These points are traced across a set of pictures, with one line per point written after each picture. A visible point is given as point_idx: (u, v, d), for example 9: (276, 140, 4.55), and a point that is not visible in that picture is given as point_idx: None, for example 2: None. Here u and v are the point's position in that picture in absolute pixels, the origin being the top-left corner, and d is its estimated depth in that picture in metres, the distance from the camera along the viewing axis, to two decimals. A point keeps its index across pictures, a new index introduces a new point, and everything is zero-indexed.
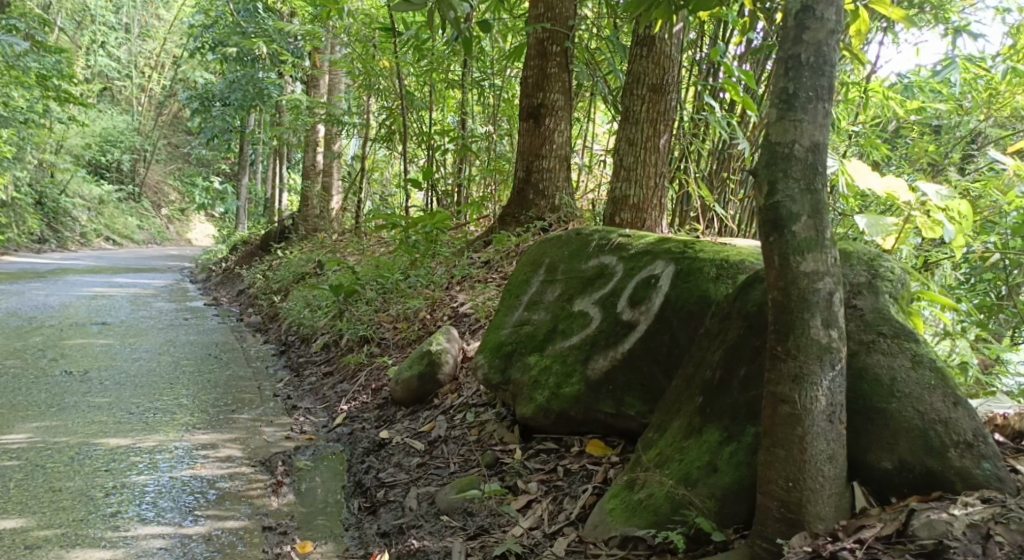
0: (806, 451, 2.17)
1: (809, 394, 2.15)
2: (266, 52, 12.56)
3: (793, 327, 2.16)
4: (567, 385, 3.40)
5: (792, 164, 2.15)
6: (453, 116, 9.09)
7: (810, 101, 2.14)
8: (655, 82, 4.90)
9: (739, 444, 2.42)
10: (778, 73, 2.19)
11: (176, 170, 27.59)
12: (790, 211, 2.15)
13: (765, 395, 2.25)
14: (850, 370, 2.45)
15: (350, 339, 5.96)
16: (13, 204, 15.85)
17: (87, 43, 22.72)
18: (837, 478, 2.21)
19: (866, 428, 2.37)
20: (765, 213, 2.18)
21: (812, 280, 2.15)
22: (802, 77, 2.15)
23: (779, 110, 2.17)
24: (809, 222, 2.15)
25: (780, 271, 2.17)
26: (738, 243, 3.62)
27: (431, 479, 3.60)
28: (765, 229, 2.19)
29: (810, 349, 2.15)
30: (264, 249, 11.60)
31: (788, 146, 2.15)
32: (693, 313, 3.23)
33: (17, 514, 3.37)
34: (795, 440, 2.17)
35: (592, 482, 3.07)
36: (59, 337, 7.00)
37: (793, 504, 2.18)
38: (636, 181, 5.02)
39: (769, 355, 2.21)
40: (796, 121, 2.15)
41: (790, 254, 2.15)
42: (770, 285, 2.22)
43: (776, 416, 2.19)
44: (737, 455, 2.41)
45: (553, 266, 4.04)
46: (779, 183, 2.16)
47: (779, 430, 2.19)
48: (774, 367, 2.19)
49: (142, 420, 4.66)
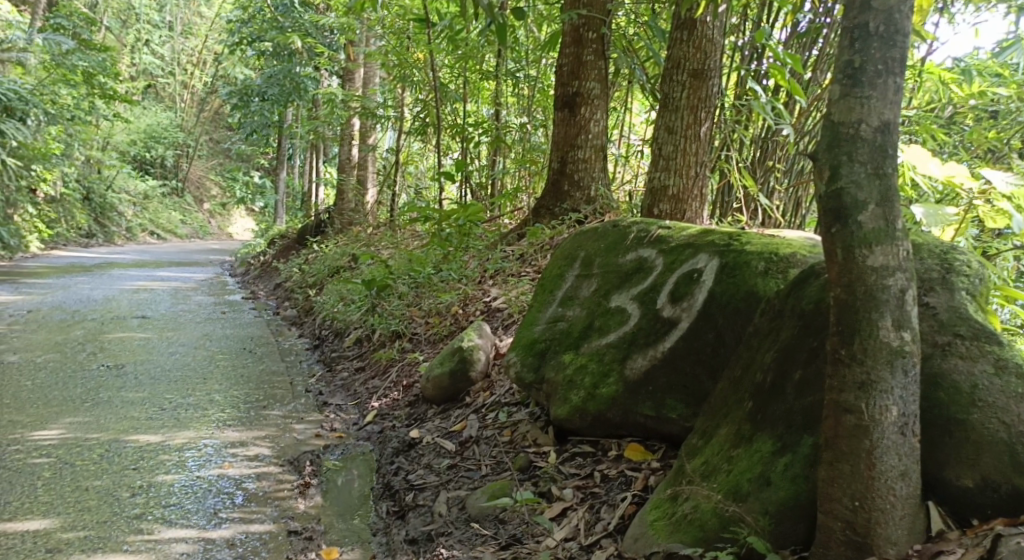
0: (875, 467, 1.96)
1: (878, 403, 1.95)
2: (302, 46, 12.54)
3: (859, 327, 1.95)
4: (604, 386, 3.22)
5: (858, 146, 1.94)
6: (489, 108, 8.93)
7: (879, 75, 1.93)
8: (697, 67, 4.67)
9: (795, 454, 2.20)
10: (843, 45, 1.98)
11: (217, 166, 27.89)
12: (855, 199, 1.94)
13: (827, 403, 2.05)
14: (923, 376, 2.23)
15: (382, 334, 5.83)
16: (62, 200, 16.12)
17: (131, 42, 23.09)
18: (911, 498, 2.00)
19: (943, 441, 2.16)
20: (827, 202, 1.98)
21: (881, 276, 1.94)
22: (869, 48, 1.94)
23: (843, 86, 1.96)
24: (877, 211, 1.94)
25: (844, 266, 1.97)
26: (787, 236, 3.41)
27: (461, 482, 3.45)
28: (826, 219, 1.99)
29: (879, 354, 1.94)
30: (301, 242, 11.57)
31: (853, 126, 1.95)
32: (740, 310, 3.02)
33: (42, 515, 3.29)
34: (862, 454, 1.97)
35: (632, 490, 2.88)
36: (99, 330, 7.00)
37: (860, 526, 1.98)
38: (676, 171, 4.81)
39: (832, 359, 2.01)
40: (862, 99, 1.94)
41: (855, 245, 1.95)
42: (832, 281, 2.02)
43: (840, 428, 1.99)
44: (792, 466, 2.19)
45: (588, 260, 3.86)
46: (843, 167, 1.95)
47: (843, 444, 1.99)
48: (837, 373, 1.99)
49: (173, 417, 4.57)
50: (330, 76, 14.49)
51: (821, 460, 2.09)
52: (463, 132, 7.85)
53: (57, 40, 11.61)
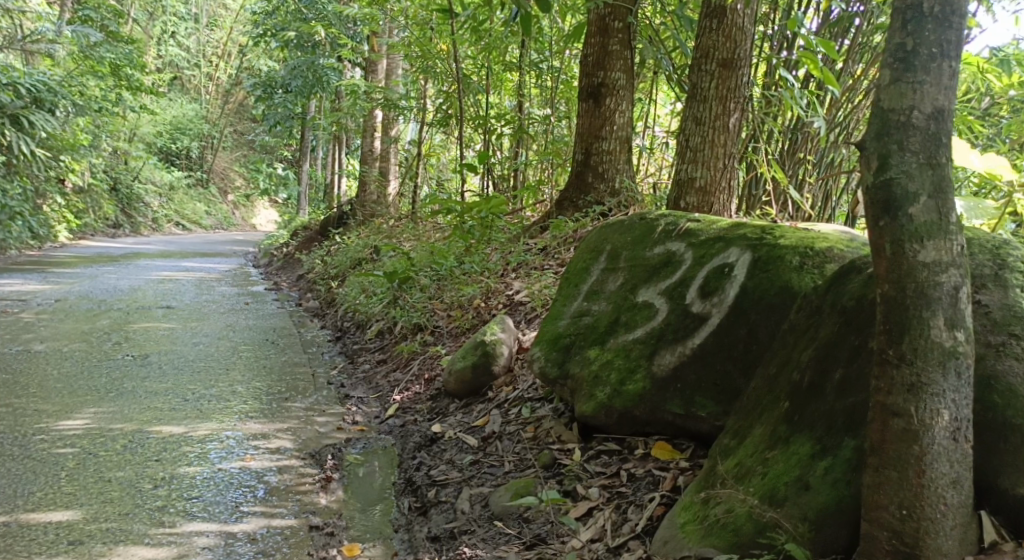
0: (924, 475, 1.85)
1: (928, 407, 1.84)
2: (326, 37, 12.53)
3: (909, 327, 1.85)
4: (630, 382, 3.14)
5: (909, 134, 1.84)
6: (512, 99, 8.84)
7: (933, 59, 1.83)
8: (727, 56, 4.55)
9: (835, 457, 2.11)
10: (894, 28, 1.88)
11: (241, 157, 28.04)
12: (906, 190, 1.84)
13: (873, 406, 1.94)
14: (977, 378, 2.13)
15: (404, 326, 5.78)
16: (89, 190, 16.26)
17: (158, 33, 23.26)
18: (963, 508, 1.88)
19: (997, 447, 2.06)
20: (874, 193, 1.88)
21: (933, 272, 1.84)
22: (923, 30, 1.83)
23: (894, 71, 1.87)
24: (930, 204, 1.84)
25: (893, 262, 1.87)
26: (821, 229, 3.31)
27: (484, 478, 3.39)
28: (874, 211, 1.89)
29: (930, 355, 1.84)
30: (324, 234, 11.57)
31: (904, 113, 1.84)
32: (774, 307, 2.93)
33: (65, 506, 3.27)
34: (911, 461, 1.86)
35: (660, 490, 2.80)
36: (125, 320, 7.03)
37: (908, 535, 1.87)
38: (704, 162, 4.70)
39: (879, 360, 1.91)
40: (915, 84, 1.84)
41: (905, 240, 1.85)
42: (879, 277, 1.92)
43: (887, 432, 1.88)
44: (831, 470, 2.10)
45: (614, 253, 3.78)
46: (892, 156, 1.85)
47: (890, 449, 1.88)
48: (884, 375, 1.89)
49: (195, 408, 4.55)
50: (353, 68, 14.48)
51: (865, 466, 1.99)
52: (486, 124, 7.78)
53: (85, 32, 11.66)
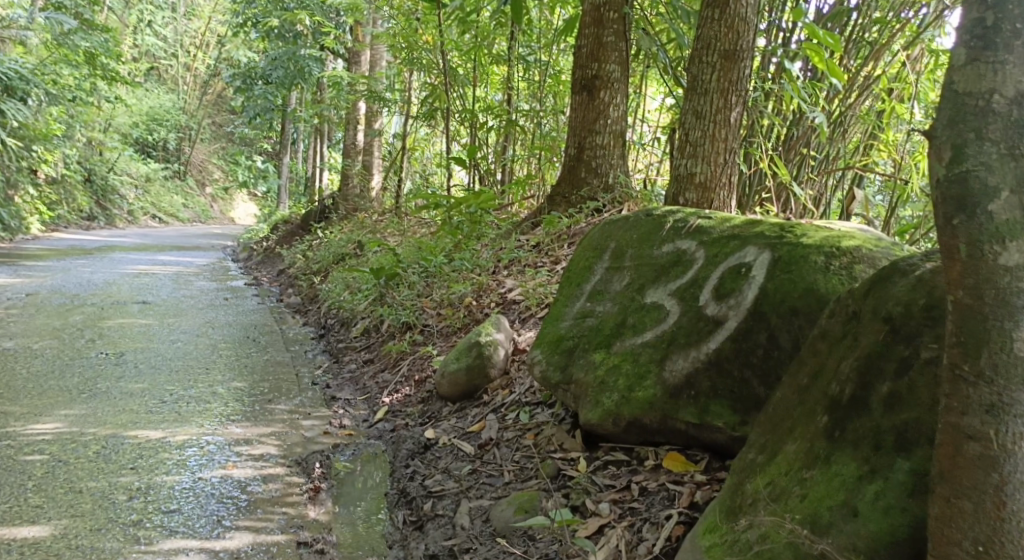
0: (1004, 507, 1.62)
1: (1011, 430, 1.61)
2: (308, 26, 12.25)
3: (987, 340, 1.62)
4: (640, 388, 2.97)
5: (988, 121, 1.62)
6: (499, 93, 8.63)
7: (1018, 36, 1.60)
8: (728, 48, 4.32)
9: (887, 481, 1.93)
10: (972, 1, 1.66)
11: (221, 150, 27.60)
12: (985, 184, 1.61)
13: (942, 427, 1.73)
14: None
15: (391, 325, 5.57)
16: (64, 182, 15.91)
17: (134, 22, 22.83)
18: None
19: None
20: (947, 188, 1.66)
21: (1018, 277, 1.60)
22: (1007, 4, 1.60)
23: (971, 49, 1.65)
24: (1012, 199, 1.60)
25: (967, 265, 1.65)
26: (840, 227, 3.17)
27: (483, 489, 3.20)
28: (946, 208, 1.67)
29: (1012, 372, 1.61)
30: (305, 228, 11.31)
31: (982, 97, 1.62)
32: (798, 311, 2.75)
33: (33, 520, 3.05)
34: (989, 491, 1.64)
35: (676, 507, 2.62)
36: (99, 316, 6.76)
37: None
38: (703, 158, 4.50)
39: (952, 376, 1.69)
40: (995, 64, 1.62)
41: (983, 240, 1.62)
42: (949, 282, 1.70)
43: (959, 457, 1.67)
44: (882, 496, 1.93)
45: (619, 251, 3.59)
46: (968, 147, 1.63)
47: (963, 477, 1.67)
48: (957, 393, 1.68)
49: (174, 410, 4.32)
50: (334, 58, 14.22)
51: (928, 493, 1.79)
52: (473, 117, 7.56)
53: (59, 19, 11.27)
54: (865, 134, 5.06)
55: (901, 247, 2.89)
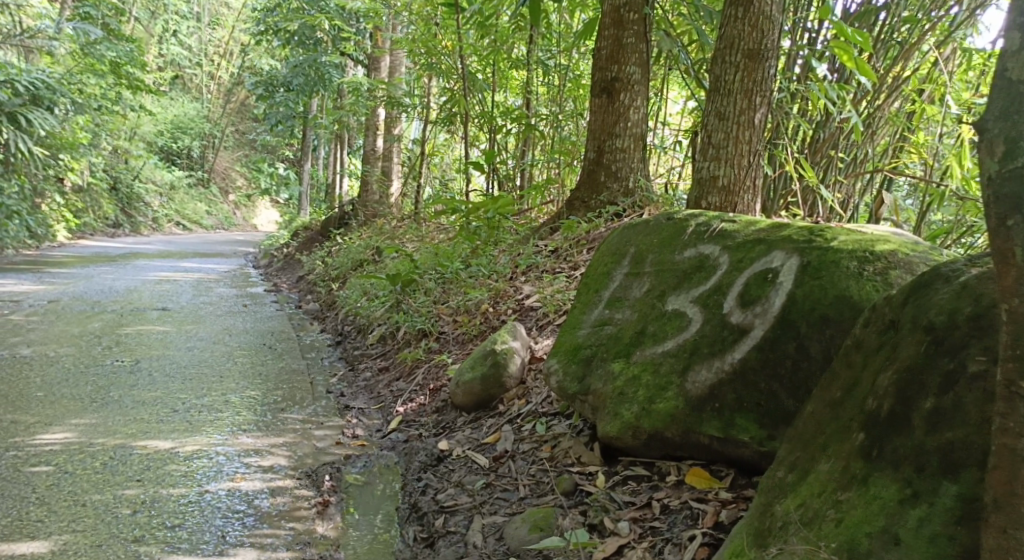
0: None
1: None
2: (328, 33, 12.21)
3: None
4: (660, 400, 2.82)
5: None
6: (518, 98, 8.53)
7: None
8: (751, 47, 4.17)
9: (932, 506, 1.80)
10: None
11: (244, 157, 27.76)
12: None
13: (993, 448, 1.59)
14: None
15: (407, 332, 5.46)
16: (89, 190, 16.02)
17: (159, 32, 23.04)
18: None
19: None
20: (999, 188, 1.51)
21: None
22: None
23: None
24: None
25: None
26: (872, 231, 3.02)
27: (497, 505, 3.07)
28: (999, 210, 1.52)
29: None
30: (325, 235, 11.25)
31: None
32: (829, 319, 2.61)
33: (34, 535, 2.96)
34: None
35: (700, 528, 2.48)
36: (118, 323, 6.71)
37: None
38: (726, 160, 4.35)
39: (1005, 393, 1.55)
40: None
41: None
42: (1002, 291, 1.55)
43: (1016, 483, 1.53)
44: (926, 523, 1.79)
45: (638, 256, 3.45)
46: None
47: (1020, 505, 1.53)
48: (1012, 412, 1.53)
49: (185, 419, 4.23)
50: (354, 65, 14.20)
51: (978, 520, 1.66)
52: (491, 122, 7.45)
53: (86, 30, 11.28)
54: (894, 135, 4.88)
55: (939, 252, 2.75)
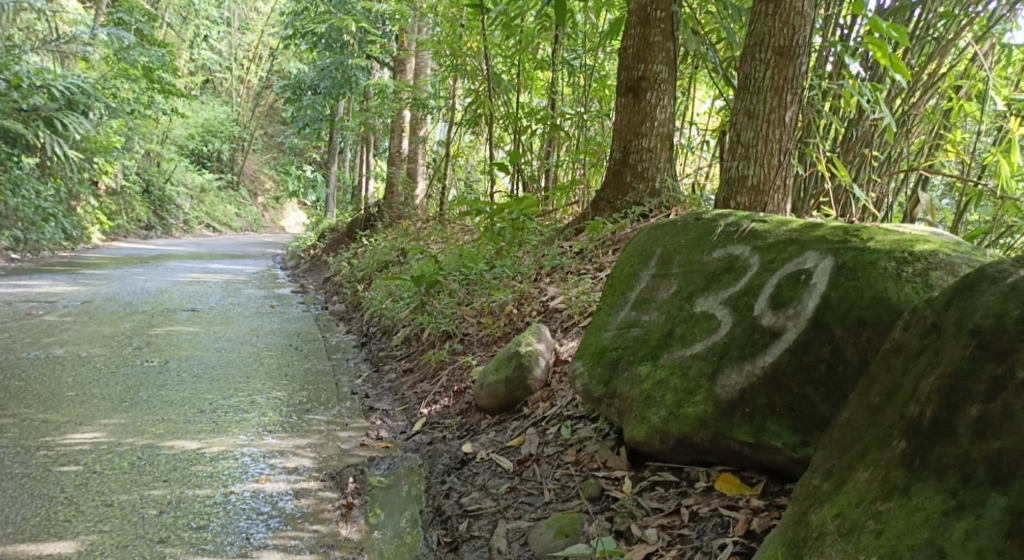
0: None
1: None
2: (355, 35, 12.22)
3: None
4: (689, 404, 2.75)
5: None
6: (544, 98, 8.47)
7: None
8: (783, 44, 4.08)
9: (979, 518, 1.73)
10: None
11: (272, 160, 27.97)
12: None
13: None
14: None
15: (432, 334, 5.43)
16: (122, 193, 16.21)
17: (190, 37, 23.27)
18: None
19: None
20: None
21: None
22: None
23: None
24: None
25: None
26: (909, 231, 2.93)
27: (521, 510, 3.02)
28: None
29: None
30: (351, 236, 11.27)
31: None
32: (866, 321, 2.53)
33: (62, 535, 2.96)
34: None
35: (732, 536, 2.42)
36: (148, 323, 6.75)
37: None
38: (756, 159, 4.26)
39: None
40: None
41: None
42: None
43: None
44: (973, 536, 1.72)
45: (666, 257, 3.38)
46: None
47: None
48: None
49: (212, 420, 4.23)
50: (381, 67, 14.22)
51: None
52: (517, 122, 7.39)
53: (120, 35, 11.35)
54: (929, 134, 4.75)
55: (981, 252, 2.65)
